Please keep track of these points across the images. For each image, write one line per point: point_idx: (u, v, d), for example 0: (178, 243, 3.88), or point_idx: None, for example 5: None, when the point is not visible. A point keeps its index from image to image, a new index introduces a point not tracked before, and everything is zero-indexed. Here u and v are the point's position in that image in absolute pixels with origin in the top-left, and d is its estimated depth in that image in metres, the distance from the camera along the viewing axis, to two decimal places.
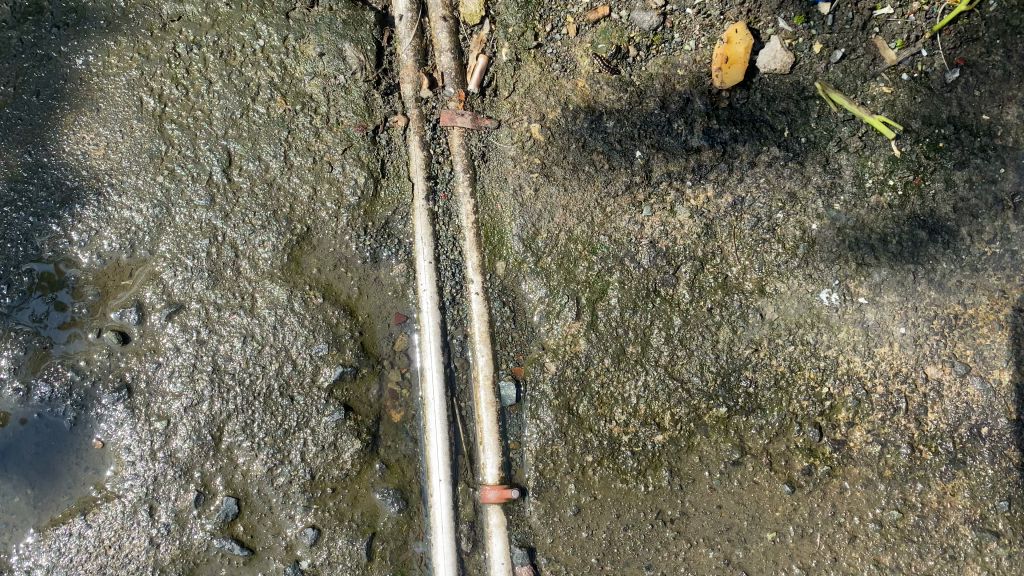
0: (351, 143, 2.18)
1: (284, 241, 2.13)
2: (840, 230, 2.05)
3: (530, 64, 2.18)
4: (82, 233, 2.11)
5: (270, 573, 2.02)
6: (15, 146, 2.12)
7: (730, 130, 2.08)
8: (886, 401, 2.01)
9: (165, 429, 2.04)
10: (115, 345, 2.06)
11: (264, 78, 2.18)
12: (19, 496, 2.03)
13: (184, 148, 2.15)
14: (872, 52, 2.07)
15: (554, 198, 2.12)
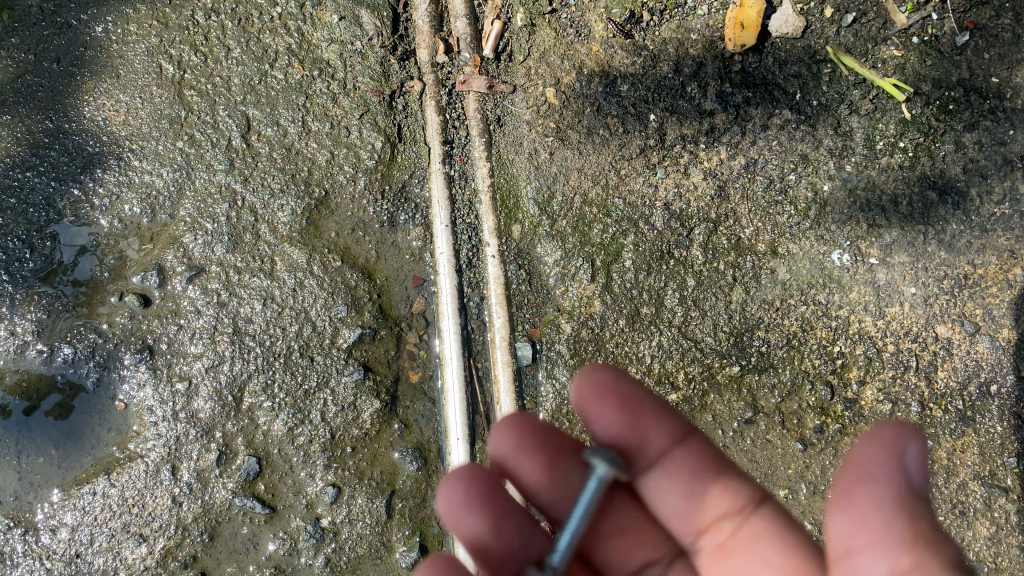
0: (368, 108, 2.22)
1: (303, 204, 2.17)
2: (852, 191, 2.07)
3: (545, 29, 2.22)
4: (103, 197, 2.15)
5: (291, 531, 2.03)
6: (36, 112, 2.17)
7: (742, 93, 2.10)
8: (896, 359, 2.03)
9: (187, 390, 2.07)
10: (137, 308, 2.10)
11: (282, 45, 2.23)
12: (44, 456, 2.05)
13: (203, 113, 2.18)
14: (883, 15, 2.09)
15: (569, 161, 2.17)
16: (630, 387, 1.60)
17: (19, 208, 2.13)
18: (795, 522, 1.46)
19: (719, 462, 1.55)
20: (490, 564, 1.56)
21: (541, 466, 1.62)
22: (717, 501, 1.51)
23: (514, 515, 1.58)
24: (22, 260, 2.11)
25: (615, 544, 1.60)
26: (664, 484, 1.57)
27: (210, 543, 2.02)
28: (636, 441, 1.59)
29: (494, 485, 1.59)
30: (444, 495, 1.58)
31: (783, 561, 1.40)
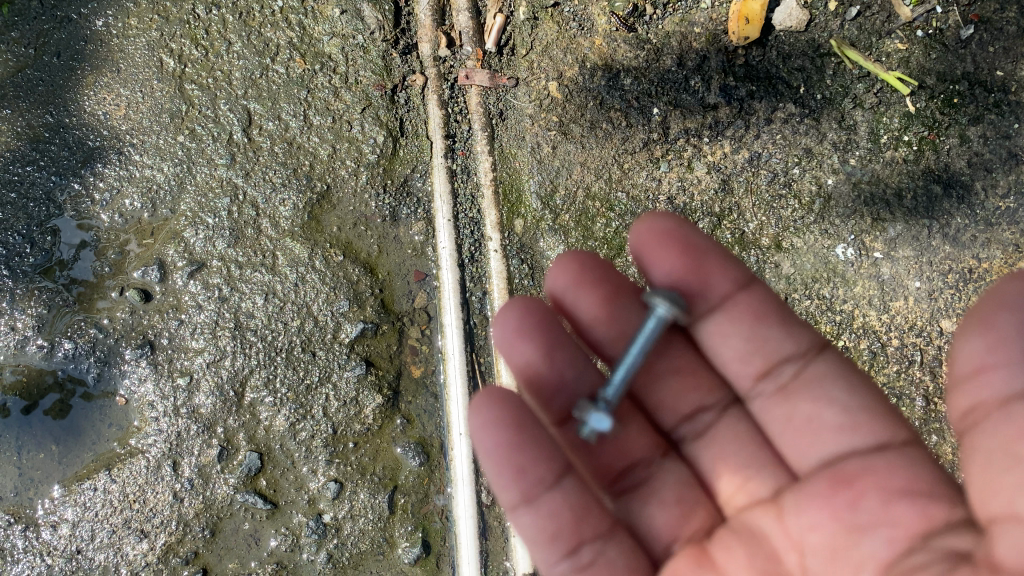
0: (369, 102, 2.21)
1: (305, 199, 2.16)
2: (856, 185, 2.05)
3: (548, 23, 2.22)
4: (104, 192, 2.14)
5: (293, 526, 2.02)
6: (36, 106, 2.16)
7: (746, 87, 2.09)
8: (901, 354, 2.00)
9: (187, 385, 2.06)
10: (138, 302, 2.09)
11: (283, 38, 2.22)
12: (44, 452, 2.04)
13: (205, 107, 2.18)
14: (887, 9, 2.06)
15: (572, 155, 2.16)
16: (693, 236, 1.61)
17: (20, 203, 2.12)
18: (857, 368, 1.51)
19: (782, 308, 1.58)
20: (542, 394, 1.65)
21: (600, 298, 1.67)
22: (779, 344, 1.55)
23: (568, 348, 1.64)
24: (22, 255, 2.10)
25: (667, 384, 1.65)
26: (727, 326, 1.59)
27: (212, 538, 2.01)
28: (699, 286, 1.60)
29: (551, 319, 1.64)
30: (502, 322, 1.64)
31: (849, 401, 1.46)
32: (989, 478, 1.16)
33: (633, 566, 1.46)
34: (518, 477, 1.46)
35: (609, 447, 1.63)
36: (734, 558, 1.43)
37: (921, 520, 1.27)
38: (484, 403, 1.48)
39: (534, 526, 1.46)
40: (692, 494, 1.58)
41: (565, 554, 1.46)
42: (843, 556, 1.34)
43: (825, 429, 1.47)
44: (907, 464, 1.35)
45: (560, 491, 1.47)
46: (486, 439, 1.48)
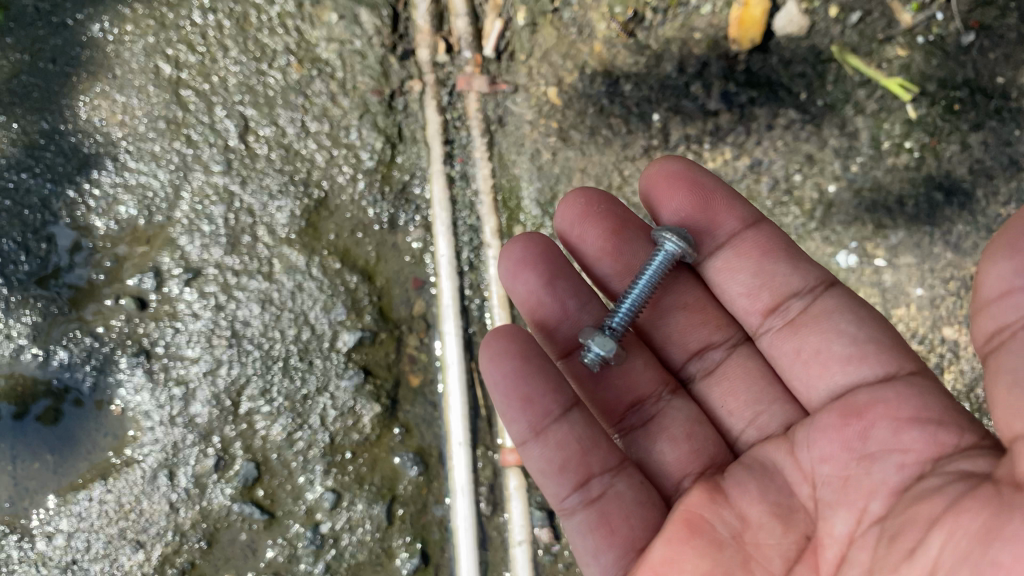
0: (367, 108, 2.21)
1: (302, 205, 2.16)
2: (858, 192, 2.03)
3: (547, 28, 2.18)
4: (100, 199, 2.12)
5: (290, 537, 2.00)
6: (31, 112, 2.13)
7: (747, 93, 2.07)
8: None
9: (183, 394, 2.04)
10: (133, 310, 2.07)
11: (280, 44, 2.20)
12: (39, 461, 2.01)
13: (201, 114, 2.17)
14: (888, 14, 2.00)
15: (571, 162, 2.17)
16: (703, 177, 1.70)
17: (15, 210, 2.10)
18: (864, 302, 1.53)
19: (788, 244, 1.64)
20: (546, 324, 1.76)
21: (604, 233, 1.77)
22: (786, 279, 1.61)
23: (569, 280, 1.74)
24: (17, 262, 2.08)
25: (674, 321, 1.75)
26: (734, 262, 1.67)
27: (208, 549, 1.99)
28: (707, 224, 1.69)
29: (555, 251, 1.74)
30: (510, 254, 1.75)
31: (856, 331, 1.47)
32: (1014, 399, 1.08)
33: (641, 497, 1.52)
34: (527, 409, 1.56)
35: (617, 382, 1.71)
36: (744, 490, 1.40)
37: (932, 445, 1.23)
38: (495, 338, 1.59)
39: (544, 457, 1.56)
40: (703, 430, 1.63)
41: (575, 485, 1.55)
42: (854, 483, 1.28)
43: (832, 359, 1.48)
44: (917, 389, 1.32)
45: (568, 423, 1.56)
46: (496, 371, 1.58)
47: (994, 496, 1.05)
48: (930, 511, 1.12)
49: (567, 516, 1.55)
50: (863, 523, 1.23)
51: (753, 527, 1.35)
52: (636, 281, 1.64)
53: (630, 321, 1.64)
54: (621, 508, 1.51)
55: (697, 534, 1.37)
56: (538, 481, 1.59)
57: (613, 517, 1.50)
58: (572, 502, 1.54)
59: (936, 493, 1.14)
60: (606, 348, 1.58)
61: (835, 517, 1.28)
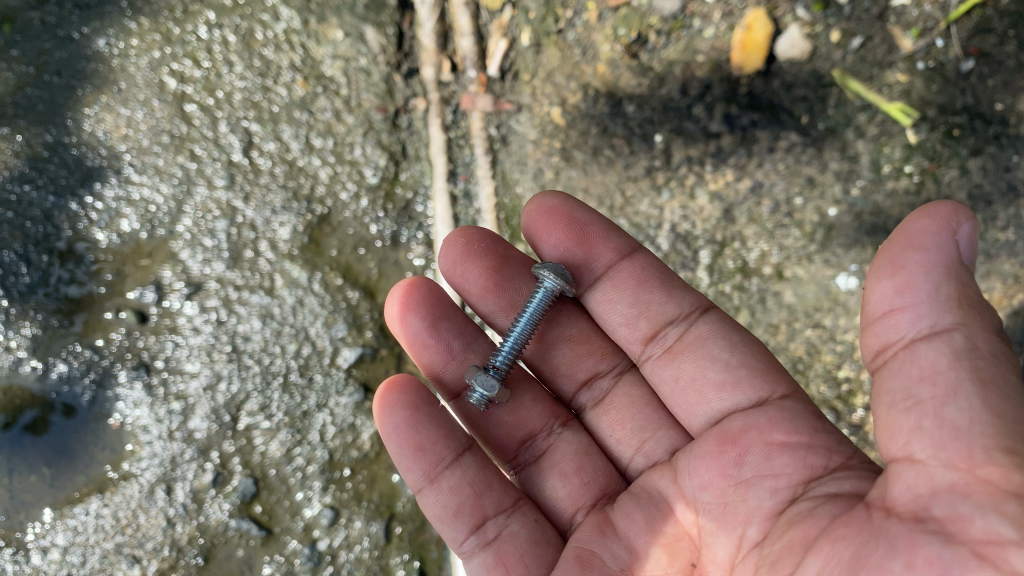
0: (371, 125, 2.22)
1: (304, 222, 2.17)
2: (858, 216, 2.03)
3: (551, 49, 2.19)
4: (102, 212, 2.12)
5: (287, 553, 1.99)
6: (35, 125, 2.14)
7: (749, 116, 2.10)
8: None
9: (182, 409, 2.04)
10: (134, 324, 2.07)
11: (286, 61, 2.22)
12: (36, 475, 2.00)
13: (205, 129, 2.18)
14: (889, 41, 2.02)
15: (574, 181, 2.17)
16: (578, 211, 1.67)
17: (16, 222, 2.10)
18: (737, 326, 1.53)
19: (664, 274, 1.63)
20: (433, 367, 1.69)
21: (486, 270, 1.70)
22: (661, 308, 1.59)
23: (453, 320, 1.68)
24: (17, 274, 2.08)
25: (562, 354, 1.70)
26: (613, 294, 1.64)
27: (204, 565, 1.97)
28: (584, 257, 1.66)
29: (438, 293, 1.69)
30: (393, 299, 1.69)
31: (729, 357, 1.47)
32: (893, 418, 1.08)
33: (536, 535, 1.48)
34: (421, 455, 1.52)
35: (507, 420, 1.66)
36: (632, 522, 1.40)
37: (801, 469, 1.22)
38: (383, 389, 1.54)
39: (440, 503, 1.51)
40: (593, 462, 1.59)
41: (470, 529, 1.51)
42: (732, 510, 1.25)
43: (708, 386, 1.47)
44: (790, 414, 1.31)
45: (460, 466, 1.53)
46: (386, 421, 1.53)
47: (865, 521, 1.05)
48: (805, 535, 1.11)
49: (467, 560, 1.51)
50: (742, 550, 1.22)
51: (642, 559, 1.35)
52: (518, 317, 1.60)
53: (514, 360, 1.60)
54: (515, 547, 1.47)
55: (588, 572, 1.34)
56: (436, 528, 1.55)
57: (509, 557, 1.46)
58: (469, 546, 1.50)
59: (807, 517, 1.14)
60: (491, 388, 1.54)
61: (717, 542, 1.27)
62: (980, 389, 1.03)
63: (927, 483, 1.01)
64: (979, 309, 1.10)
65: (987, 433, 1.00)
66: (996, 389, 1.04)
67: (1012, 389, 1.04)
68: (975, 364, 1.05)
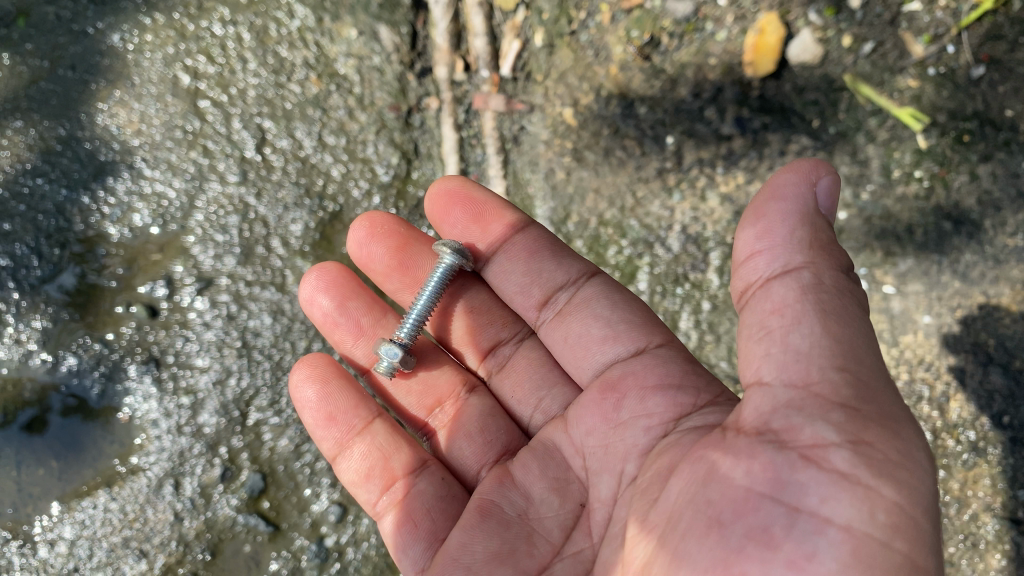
0: (383, 123, 2.23)
1: (316, 218, 2.17)
2: (868, 219, 2.06)
3: (564, 50, 2.20)
4: (114, 207, 2.13)
5: (294, 550, 1.99)
6: (49, 119, 2.15)
7: (760, 119, 2.10)
8: (910, 389, 1.99)
9: (192, 404, 2.05)
10: (144, 318, 2.08)
11: (299, 58, 2.23)
12: (44, 468, 2.00)
13: (218, 125, 2.18)
14: (900, 46, 2.04)
15: (586, 182, 2.17)
16: (476, 193, 1.83)
17: (28, 215, 2.11)
18: (620, 288, 1.65)
19: (555, 244, 1.75)
20: (345, 344, 1.87)
21: (390, 250, 1.87)
22: (551, 275, 1.70)
23: (361, 299, 1.86)
24: (29, 267, 2.08)
25: (467, 325, 1.85)
26: (507, 264, 1.76)
27: (212, 560, 1.97)
28: (482, 233, 1.81)
29: (347, 276, 1.87)
30: (308, 283, 1.87)
31: (610, 314, 1.59)
32: (754, 348, 1.20)
33: (441, 491, 1.61)
34: (334, 425, 1.72)
35: (418, 389, 1.82)
36: (528, 472, 1.49)
37: (671, 407, 1.35)
38: (297, 366, 1.76)
39: (353, 468, 1.69)
40: (496, 423, 1.71)
41: (382, 489, 1.66)
42: (612, 449, 1.37)
43: (592, 342, 1.58)
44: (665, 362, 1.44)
45: (370, 433, 1.71)
46: (302, 396, 1.75)
47: (720, 439, 1.17)
48: (670, 460, 1.24)
49: (380, 519, 1.65)
50: (621, 484, 1.32)
51: (536, 504, 1.42)
52: (421, 292, 1.77)
53: (418, 331, 1.76)
54: (423, 504, 1.60)
55: (487, 518, 1.42)
56: (353, 493, 1.71)
57: (415, 513, 1.59)
58: (381, 506, 1.65)
59: (674, 446, 1.27)
60: (394, 355, 1.70)
61: (601, 481, 1.37)
62: (823, 318, 1.15)
63: (770, 402, 1.14)
64: (830, 252, 1.23)
65: (824, 356, 1.13)
66: (838, 318, 1.16)
67: (854, 318, 1.17)
68: (820, 298, 1.17)
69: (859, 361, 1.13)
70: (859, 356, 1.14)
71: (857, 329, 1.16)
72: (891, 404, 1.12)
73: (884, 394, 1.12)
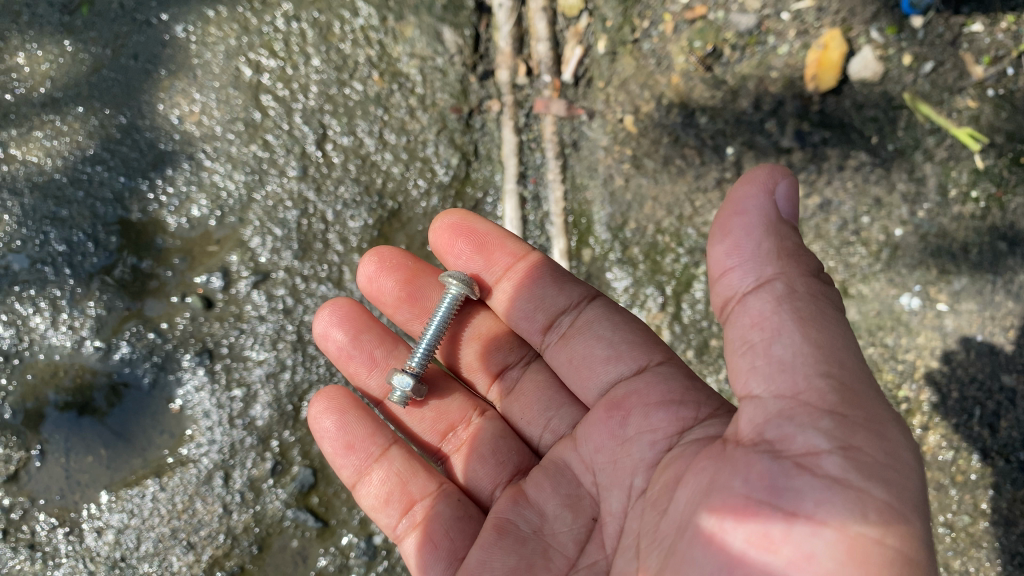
0: (444, 124, 2.25)
1: (375, 216, 2.19)
2: (923, 237, 2.05)
3: (626, 58, 2.23)
4: (173, 197, 2.13)
5: (342, 546, 1.99)
6: (110, 107, 2.16)
7: (820, 133, 2.11)
8: (960, 407, 2.00)
9: (244, 396, 2.04)
10: (199, 309, 2.07)
11: (362, 56, 2.24)
12: (93, 456, 1.99)
13: (279, 119, 2.19)
14: (960, 67, 2.06)
15: (644, 189, 2.17)
16: (477, 223, 1.83)
17: (87, 202, 2.10)
18: (621, 309, 1.65)
19: (556, 269, 1.74)
20: (360, 376, 1.84)
21: (399, 283, 1.87)
22: (554, 300, 1.70)
23: (373, 331, 1.83)
24: (85, 253, 2.08)
25: (475, 352, 1.83)
26: (511, 293, 1.75)
27: (259, 554, 1.97)
28: (485, 263, 1.80)
29: (357, 309, 1.84)
30: (319, 319, 1.85)
31: (611, 335, 1.58)
32: (739, 362, 1.19)
33: (459, 512, 1.60)
34: (354, 454, 1.69)
35: (429, 416, 1.79)
36: (541, 490, 1.48)
37: (674, 422, 1.33)
38: (316, 399, 1.73)
39: (372, 494, 1.67)
40: (506, 444, 1.70)
41: (401, 513, 1.65)
42: (621, 464, 1.36)
43: (596, 363, 1.57)
44: (665, 378, 1.43)
45: (387, 459, 1.68)
46: (321, 428, 1.72)
47: (718, 452, 1.17)
48: (673, 474, 1.24)
49: (401, 542, 1.64)
50: (631, 498, 1.32)
51: (550, 520, 1.42)
52: (429, 321, 1.75)
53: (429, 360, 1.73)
54: (443, 526, 1.58)
55: (505, 535, 1.43)
56: (372, 519, 1.70)
57: (435, 534, 1.58)
58: (402, 529, 1.64)
59: (675, 459, 1.26)
60: (407, 383, 1.66)
61: (611, 495, 1.36)
62: (802, 327, 1.14)
63: (761, 412, 1.13)
64: (801, 261, 1.23)
65: (807, 364, 1.12)
66: (817, 326, 1.15)
67: (832, 325, 1.16)
68: (795, 306, 1.16)
69: (841, 365, 1.12)
70: (842, 360, 1.13)
71: (837, 335, 1.15)
72: (877, 406, 1.11)
73: (868, 396, 1.11)
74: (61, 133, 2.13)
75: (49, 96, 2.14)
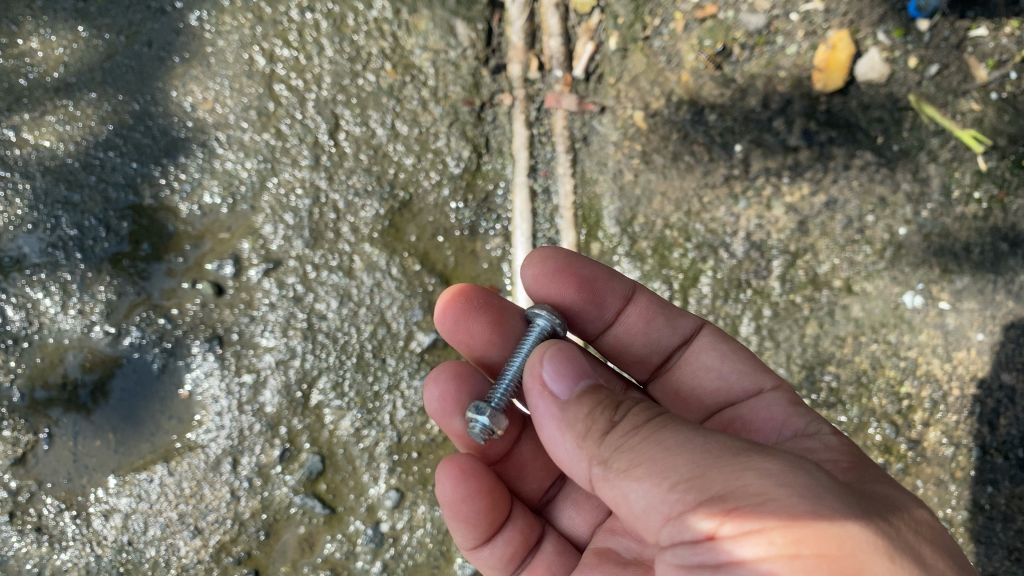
0: (456, 116, 2.27)
1: (387, 206, 2.20)
2: (927, 236, 2.08)
3: (637, 55, 2.25)
4: (184, 183, 2.14)
5: (349, 533, 2.00)
6: (123, 93, 2.17)
7: (827, 132, 2.13)
8: (961, 404, 2.02)
9: (253, 382, 2.05)
10: (210, 296, 2.08)
11: (375, 47, 2.26)
12: (101, 439, 2.00)
13: (293, 108, 2.21)
14: (964, 70, 2.10)
15: (653, 185, 2.20)
16: (580, 264, 1.71)
17: (98, 187, 2.11)
18: (733, 338, 1.72)
19: (663, 302, 1.77)
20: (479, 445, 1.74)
21: (491, 325, 1.74)
22: (667, 338, 1.76)
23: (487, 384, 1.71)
24: (97, 238, 2.08)
25: None
26: (624, 336, 1.79)
27: (267, 540, 1.97)
28: (596, 307, 1.74)
29: (462, 370, 1.70)
30: (432, 395, 1.70)
31: (721, 367, 1.69)
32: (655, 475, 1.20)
33: (560, 547, 1.71)
34: (490, 524, 1.64)
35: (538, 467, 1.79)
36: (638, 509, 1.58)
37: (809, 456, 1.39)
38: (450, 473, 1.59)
39: (495, 554, 1.68)
40: None
41: (520, 562, 1.71)
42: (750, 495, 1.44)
43: (704, 394, 1.70)
44: (773, 407, 1.56)
45: (514, 521, 1.68)
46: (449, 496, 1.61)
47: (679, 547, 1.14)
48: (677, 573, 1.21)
49: None
50: None
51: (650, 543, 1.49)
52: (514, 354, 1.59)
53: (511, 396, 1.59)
54: (546, 561, 1.69)
55: (605, 560, 1.54)
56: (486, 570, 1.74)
57: (538, 569, 1.69)
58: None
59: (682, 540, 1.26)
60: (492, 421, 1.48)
61: None
62: (632, 474, 1.11)
63: None
64: (601, 405, 1.23)
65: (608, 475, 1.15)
66: (642, 460, 1.10)
67: (653, 443, 1.11)
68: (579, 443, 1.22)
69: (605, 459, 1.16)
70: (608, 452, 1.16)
71: (652, 448, 1.11)
72: (725, 471, 1.04)
73: (712, 469, 1.05)
74: (74, 118, 2.14)
75: (62, 81, 2.16)
